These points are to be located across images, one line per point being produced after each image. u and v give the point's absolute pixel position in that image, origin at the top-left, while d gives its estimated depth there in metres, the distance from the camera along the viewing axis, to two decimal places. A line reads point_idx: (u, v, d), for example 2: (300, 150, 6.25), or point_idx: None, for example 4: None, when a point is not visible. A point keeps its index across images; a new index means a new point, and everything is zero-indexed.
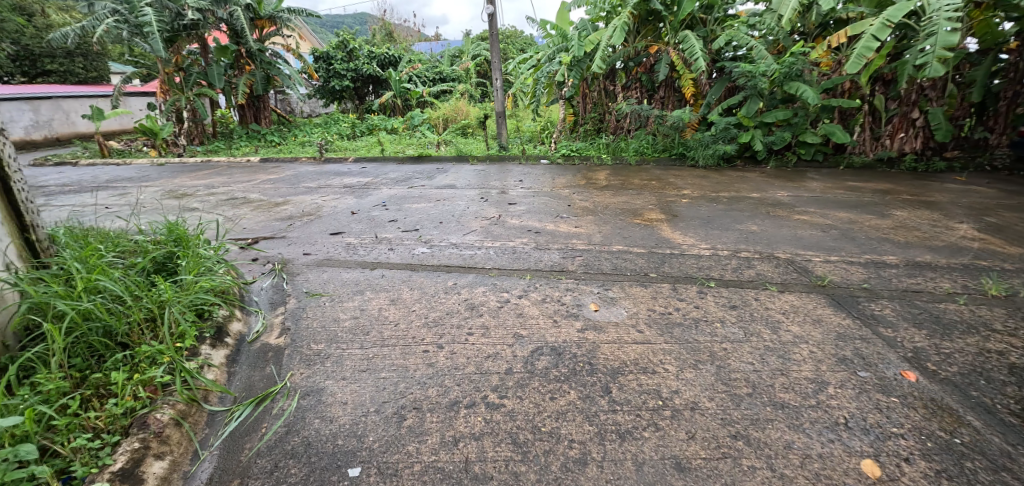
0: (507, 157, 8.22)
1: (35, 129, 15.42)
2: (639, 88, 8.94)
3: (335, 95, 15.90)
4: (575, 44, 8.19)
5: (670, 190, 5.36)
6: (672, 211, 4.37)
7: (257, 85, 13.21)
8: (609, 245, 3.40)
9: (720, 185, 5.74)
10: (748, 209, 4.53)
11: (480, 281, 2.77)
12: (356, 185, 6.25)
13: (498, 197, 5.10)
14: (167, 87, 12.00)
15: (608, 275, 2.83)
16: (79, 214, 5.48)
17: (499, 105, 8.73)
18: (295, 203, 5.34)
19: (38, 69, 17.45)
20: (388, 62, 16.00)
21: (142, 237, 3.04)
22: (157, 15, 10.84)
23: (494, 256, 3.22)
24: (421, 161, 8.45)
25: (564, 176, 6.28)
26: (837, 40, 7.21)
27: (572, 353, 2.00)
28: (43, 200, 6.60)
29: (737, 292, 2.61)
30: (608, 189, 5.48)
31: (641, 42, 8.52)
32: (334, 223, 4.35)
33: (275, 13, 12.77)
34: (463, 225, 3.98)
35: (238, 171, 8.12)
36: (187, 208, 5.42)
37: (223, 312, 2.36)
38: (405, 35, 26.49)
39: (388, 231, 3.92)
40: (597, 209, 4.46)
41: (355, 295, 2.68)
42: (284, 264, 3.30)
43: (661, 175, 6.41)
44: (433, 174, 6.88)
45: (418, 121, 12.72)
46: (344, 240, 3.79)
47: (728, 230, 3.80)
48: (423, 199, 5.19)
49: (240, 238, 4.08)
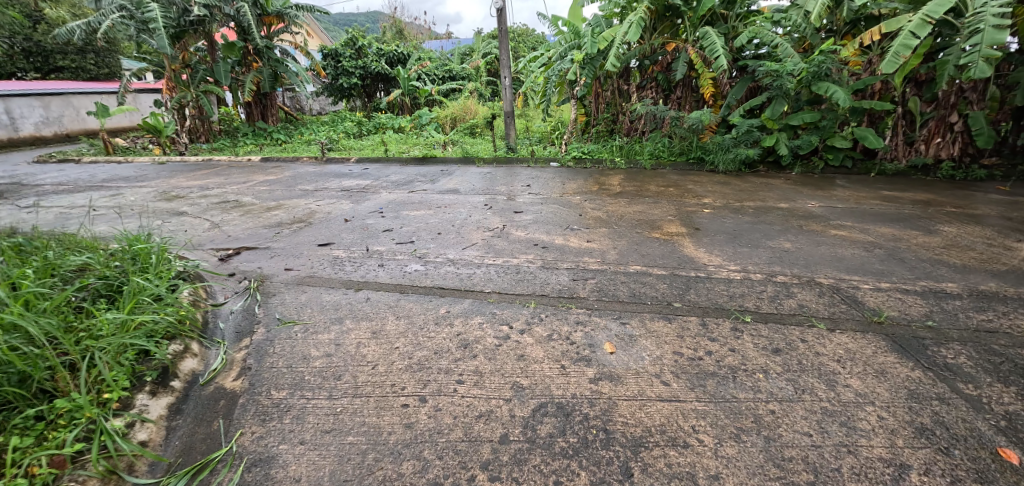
0: (515, 159, 7.83)
1: (46, 125, 15.39)
2: (655, 87, 8.50)
3: (343, 92, 15.66)
4: (588, 41, 7.79)
5: (689, 199, 4.95)
6: (693, 224, 3.97)
7: (264, 82, 12.97)
8: (625, 265, 3.02)
9: (743, 193, 5.32)
10: (778, 222, 4.11)
11: (477, 309, 2.40)
12: (354, 189, 5.92)
13: (503, 204, 4.73)
14: (174, 84, 11.75)
15: (625, 304, 2.45)
16: (67, 217, 5.22)
17: (507, 105, 8.34)
18: (287, 207, 5.02)
19: (50, 65, 17.38)
20: (397, 59, 15.68)
21: (101, 252, 2.70)
22: (162, 11, 10.64)
23: (495, 276, 2.84)
24: (426, 162, 8.11)
25: (575, 181, 5.89)
26: (870, 38, 6.72)
27: (582, 414, 1.63)
28: (33, 200, 6.38)
29: (777, 330, 2.22)
30: (622, 196, 5.09)
31: (658, 39, 8.10)
32: (324, 231, 4.02)
33: (284, 10, 12.49)
34: (462, 237, 3.61)
35: (237, 171, 7.87)
36: (176, 212, 5.13)
37: (174, 348, 2.02)
38: (415, 32, 26.28)
39: (381, 243, 3.57)
40: (610, 220, 4.07)
41: (332, 324, 2.33)
42: (261, 282, 2.96)
43: (679, 181, 6.01)
44: (437, 177, 6.54)
45: (426, 120, 12.41)
46: (332, 253, 3.44)
47: (758, 247, 3.40)
48: (423, 205, 4.83)
49: (222, 248, 3.77)
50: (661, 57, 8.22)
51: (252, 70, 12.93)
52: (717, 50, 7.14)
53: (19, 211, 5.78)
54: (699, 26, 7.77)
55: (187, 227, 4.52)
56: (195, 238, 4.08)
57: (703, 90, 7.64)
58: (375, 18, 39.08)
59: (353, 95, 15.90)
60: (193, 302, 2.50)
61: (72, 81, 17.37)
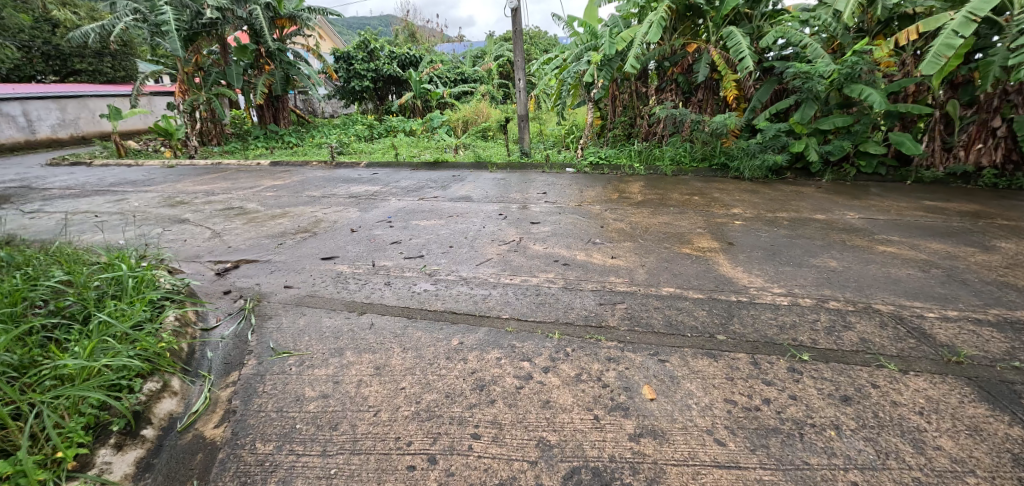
0: (529, 164, 7.56)
1: (61, 127, 15.48)
2: (675, 90, 8.16)
3: (354, 95, 15.54)
4: (606, 41, 7.49)
5: (717, 209, 4.63)
6: (726, 238, 3.67)
7: (276, 85, 12.83)
8: (655, 286, 2.73)
9: (774, 202, 4.99)
10: (818, 236, 3.78)
11: (494, 340, 2.13)
12: (362, 195, 5.70)
13: (518, 214, 4.46)
14: (187, 87, 11.50)
15: (662, 336, 2.16)
16: (68, 224, 5.06)
17: (522, 108, 8.05)
18: (292, 216, 4.80)
19: (68, 68, 17.47)
20: (409, 62, 15.50)
21: (78, 272, 2.48)
22: (175, 14, 10.59)
23: (512, 299, 2.56)
24: (437, 167, 7.89)
25: (593, 188, 5.60)
26: (905, 38, 6.33)
27: (623, 483, 1.36)
28: (37, 205, 6.25)
29: (843, 372, 1.91)
30: (645, 205, 4.79)
31: (679, 39, 7.78)
32: (329, 243, 3.78)
33: (296, 12, 12.37)
34: (476, 252, 3.35)
35: (245, 175, 7.71)
36: (178, 220, 4.94)
37: (150, 386, 1.79)
38: (428, 35, 26.24)
39: (389, 258, 3.32)
40: (634, 232, 3.78)
41: (331, 357, 2.07)
42: (257, 302, 2.72)
43: (703, 188, 5.69)
44: (448, 183, 6.30)
45: (438, 123, 12.20)
46: (336, 268, 3.20)
47: (801, 267, 3.09)
48: (434, 214, 4.58)
49: (222, 261, 3.55)
50: (681, 58, 7.89)
51: (264, 72, 12.83)
52: (743, 51, 6.81)
53: (21, 217, 5.62)
54: (721, 26, 7.45)
55: (187, 236, 4.31)
56: (193, 250, 3.86)
57: (726, 92, 7.31)
58: (389, 22, 39.17)
59: (365, 98, 15.77)
60: (178, 329, 2.26)
61: (88, 84, 17.42)
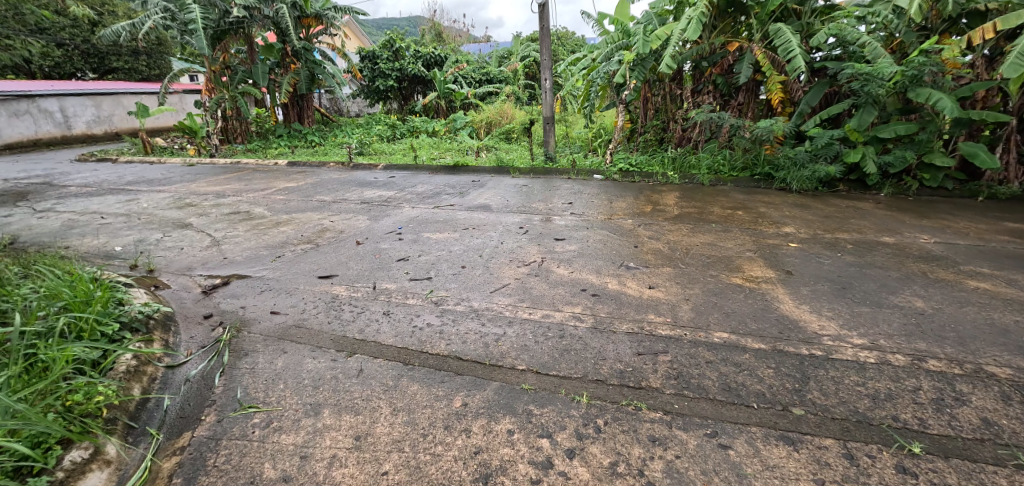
0: (554, 170, 7.11)
1: (96, 123, 15.73)
2: (713, 92, 7.57)
3: (379, 94, 15.35)
4: (639, 39, 6.96)
5: (766, 227, 4.10)
6: (782, 265, 3.16)
7: (300, 84, 12.70)
8: (704, 330, 2.24)
9: (830, 221, 4.42)
10: (892, 266, 3.24)
11: (505, 403, 1.71)
12: (375, 201, 5.35)
13: (541, 228, 4.02)
14: (214, 85, 11.42)
15: (719, 407, 1.70)
16: (72, 226, 4.85)
17: (548, 110, 7.59)
18: (297, 223, 4.48)
19: (105, 66, 17.81)
20: (434, 61, 15.22)
21: (29, 293, 2.12)
22: (202, 12, 10.38)
23: (530, 342, 2.12)
24: (457, 171, 7.52)
25: (624, 199, 5.12)
26: (978, 37, 5.61)
27: None
28: (51, 204, 6.11)
29: (972, 477, 1.42)
30: (682, 220, 4.28)
31: (718, 38, 7.20)
32: (331, 258, 3.42)
33: (322, 11, 12.20)
34: (490, 276, 2.91)
35: (260, 176, 7.49)
36: (181, 224, 4.66)
37: (75, 456, 1.43)
38: (454, 35, 26.02)
39: (392, 280, 2.92)
40: (673, 255, 3.30)
41: (305, 417, 1.68)
42: (236, 332, 2.36)
43: (746, 201, 5.15)
44: (467, 188, 5.92)
45: (461, 124, 11.88)
46: (330, 290, 2.82)
47: (880, 308, 2.57)
48: (448, 226, 4.16)
49: (213, 275, 3.23)
50: (721, 58, 7.30)
51: (290, 71, 12.72)
52: (793, 50, 6.21)
53: (30, 216, 5.47)
54: (766, 24, 6.85)
55: (184, 244, 4.02)
56: (186, 261, 3.55)
57: (770, 95, 6.69)
58: (418, 23, 39.15)
59: (389, 98, 15.56)
60: (134, 370, 1.90)
61: (123, 82, 17.75)
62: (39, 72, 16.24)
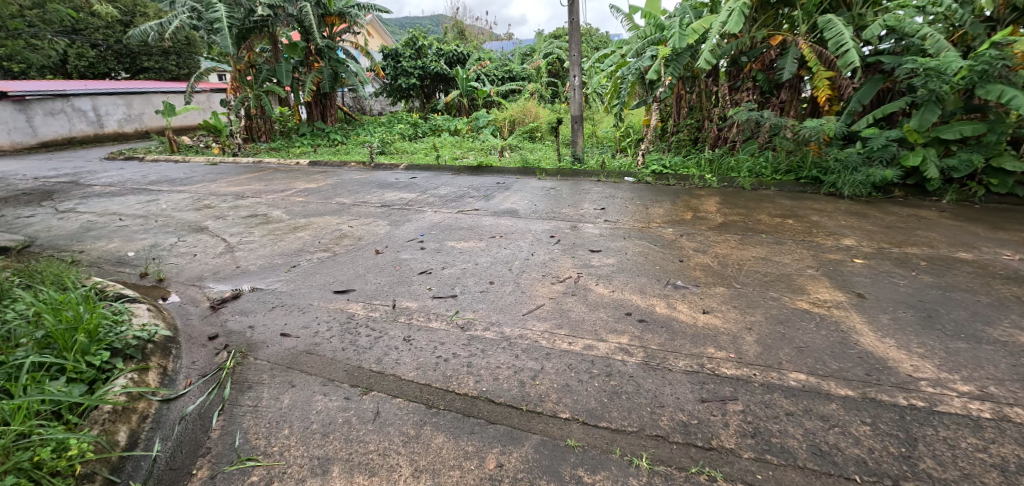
0: (583, 171, 6.77)
1: (127, 122, 16.01)
2: (753, 90, 7.10)
3: (401, 93, 15.21)
4: (675, 33, 6.57)
5: (823, 239, 3.70)
6: (852, 286, 2.78)
7: (324, 83, 12.63)
8: (776, 370, 1.91)
9: (893, 232, 3.98)
10: (979, 289, 2.82)
11: (547, 466, 1.43)
12: (396, 204, 5.11)
13: (573, 236, 3.70)
14: (239, 84, 11.42)
15: (813, 480, 1.38)
16: (91, 229, 4.75)
17: (575, 108, 7.24)
18: (314, 228, 4.26)
19: (138, 66, 18.12)
20: (457, 59, 14.96)
21: (12, 320, 1.93)
22: (228, 11, 10.40)
23: (573, 382, 1.82)
24: (481, 172, 7.26)
25: (660, 204, 4.76)
26: None
27: None
28: (74, 204, 6.07)
29: None
30: (728, 230, 3.91)
31: (760, 31, 6.73)
32: (348, 269, 3.18)
33: (346, 9, 12.07)
34: (521, 294, 2.61)
35: (281, 176, 7.35)
36: (197, 227, 4.50)
37: None
38: (476, 33, 25.75)
39: (413, 297, 2.64)
40: (725, 272, 2.95)
41: (311, 478, 1.42)
42: (242, 359, 2.14)
43: (795, 208, 4.74)
44: (491, 191, 5.64)
45: (483, 122, 11.63)
46: (346, 309, 2.56)
47: (981, 344, 2.18)
48: (473, 233, 3.87)
49: (224, 287, 3.02)
50: (763, 52, 6.83)
51: (313, 70, 12.63)
52: (844, 44, 5.74)
53: (52, 217, 5.42)
54: (813, 16, 6.38)
55: (198, 250, 3.85)
56: (197, 271, 3.35)
57: (817, 93, 6.22)
58: (440, 21, 39.08)
59: (411, 96, 15.39)
60: (121, 410, 1.69)
61: (153, 82, 18.07)
62: (75, 72, 16.60)
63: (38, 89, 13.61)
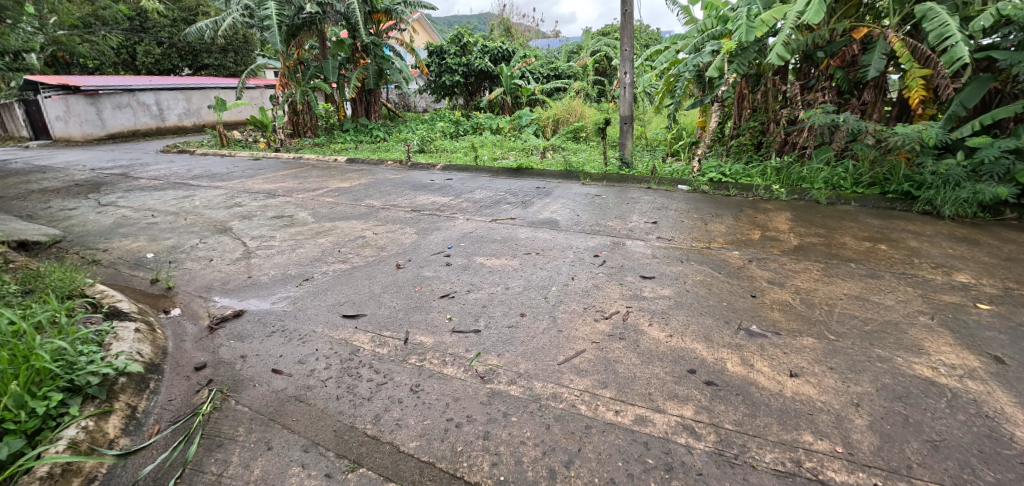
0: (631, 177, 6.23)
1: (187, 116, 16.67)
2: (830, 89, 6.26)
3: (445, 90, 15.03)
4: (741, 25, 5.82)
5: (929, 273, 3.04)
6: (984, 345, 2.16)
7: (369, 79, 12.52)
8: (905, 480, 1.39)
9: (1019, 266, 3.24)
10: None
11: None
12: (427, 209, 4.75)
13: (621, 256, 3.20)
14: (287, 80, 11.69)
15: None
16: (123, 225, 4.68)
17: (625, 108, 6.68)
18: (338, 234, 3.97)
19: (198, 62, 18.85)
20: (501, 56, 14.57)
21: None
22: (278, 9, 10.40)
23: (621, 477, 1.37)
24: (520, 174, 6.84)
25: (721, 219, 4.18)
26: None
27: None
28: (117, 197, 6.13)
29: None
30: (806, 256, 3.31)
31: (841, 23, 5.90)
32: (362, 286, 2.81)
33: (392, 6, 11.87)
34: (557, 334, 2.15)
35: (318, 174, 7.22)
36: (223, 228, 4.32)
37: None
38: (524, 30, 25.31)
39: (430, 330, 2.23)
40: (812, 316, 2.39)
41: None
42: (221, 402, 1.80)
43: (884, 229, 4.05)
44: (531, 196, 5.20)
45: (526, 121, 11.21)
46: (349, 341, 2.18)
47: None
48: (506, 248, 3.40)
49: (227, 303, 2.72)
50: (843, 47, 5.99)
51: (359, 66, 12.52)
52: (950, 36, 4.87)
53: (94, 210, 5.46)
54: (907, 3, 5.51)
55: (216, 254, 3.63)
56: (207, 279, 3.10)
57: (909, 94, 5.37)
58: (487, 20, 38.93)
59: (455, 93, 15.19)
60: (57, 475, 1.38)
61: (213, 78, 18.82)
62: (143, 68, 17.49)
63: (108, 84, 14.36)
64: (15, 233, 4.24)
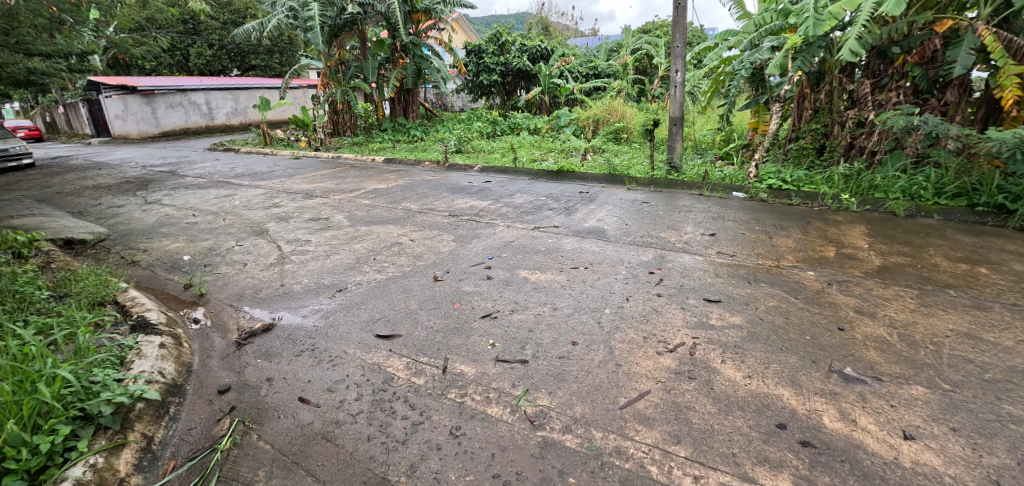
0: (680, 182, 5.85)
1: (234, 115, 17.22)
2: (905, 88, 5.65)
3: (483, 89, 14.90)
4: (807, 18, 5.30)
5: None
6: None
7: (407, 79, 12.50)
8: None
9: None
10: None
11: None
12: (465, 214, 4.55)
13: (679, 273, 2.88)
14: (328, 80, 11.83)
15: None
16: (165, 224, 4.70)
17: (674, 108, 6.29)
18: (373, 240, 3.82)
19: (246, 63, 19.44)
20: (540, 55, 14.30)
21: None
22: (321, 10, 10.49)
23: None
24: (561, 177, 6.56)
25: (787, 232, 3.78)
26: None
27: None
28: (162, 195, 6.24)
29: None
30: (894, 279, 2.89)
31: (922, 14, 5.30)
32: (397, 301, 2.61)
33: (432, 5, 11.77)
34: (615, 370, 1.88)
35: (356, 174, 7.19)
36: (260, 229, 4.26)
37: None
38: (562, 29, 24.92)
39: (471, 358, 1.99)
40: (916, 358, 2.01)
41: None
42: (242, 437, 1.63)
43: (980, 248, 3.56)
44: (574, 202, 4.92)
45: (565, 121, 10.89)
46: (382, 367, 1.97)
47: None
48: (552, 260, 3.15)
49: (259, 314, 2.58)
50: (923, 41, 5.38)
51: (398, 66, 12.51)
52: None
53: (140, 207, 5.56)
54: None
55: (251, 257, 3.53)
56: (240, 286, 2.99)
57: (1002, 95, 4.75)
58: (525, 19, 38.75)
59: (492, 93, 15.04)
60: None
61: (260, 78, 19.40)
62: (195, 69, 18.19)
63: (162, 84, 14.96)
64: (62, 231, 4.29)
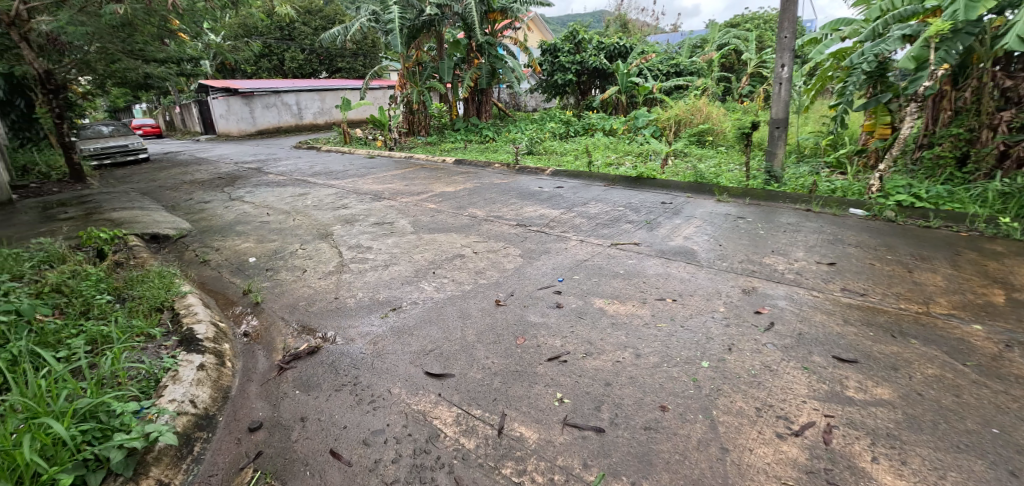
0: (781, 194, 5.09)
1: (320, 114, 18.20)
2: None
3: (557, 89, 14.47)
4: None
5: None
6: None
7: (482, 79, 12.37)
8: None
9: None
10: None
11: None
12: (534, 224, 4.19)
13: (795, 316, 2.31)
14: (405, 81, 12.01)
15: None
16: (241, 222, 4.80)
17: (777, 109, 5.51)
18: (434, 250, 3.57)
19: (334, 66, 20.47)
20: (618, 52, 13.63)
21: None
22: (401, 12, 10.66)
23: None
24: (639, 184, 6.02)
25: (931, 265, 3.03)
26: None
27: None
28: (245, 192, 6.50)
29: None
30: None
31: None
32: (451, 330, 2.29)
33: (508, 4, 11.53)
34: (720, 459, 1.42)
35: (425, 175, 7.09)
36: (325, 232, 4.19)
37: None
38: (641, 25, 23.82)
39: (533, 419, 1.63)
40: None
41: None
42: None
43: None
44: (655, 214, 4.40)
45: (643, 122, 10.19)
46: (426, 420, 1.66)
47: None
48: (633, 287, 2.71)
49: (307, 332, 2.38)
50: None
51: (473, 66, 12.40)
52: None
53: (224, 203, 5.79)
54: None
55: (312, 263, 3.42)
56: (296, 296, 2.84)
57: None
58: (603, 16, 37.64)
59: (566, 92, 14.56)
60: None
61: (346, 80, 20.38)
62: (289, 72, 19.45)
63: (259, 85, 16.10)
64: (151, 225, 4.49)
